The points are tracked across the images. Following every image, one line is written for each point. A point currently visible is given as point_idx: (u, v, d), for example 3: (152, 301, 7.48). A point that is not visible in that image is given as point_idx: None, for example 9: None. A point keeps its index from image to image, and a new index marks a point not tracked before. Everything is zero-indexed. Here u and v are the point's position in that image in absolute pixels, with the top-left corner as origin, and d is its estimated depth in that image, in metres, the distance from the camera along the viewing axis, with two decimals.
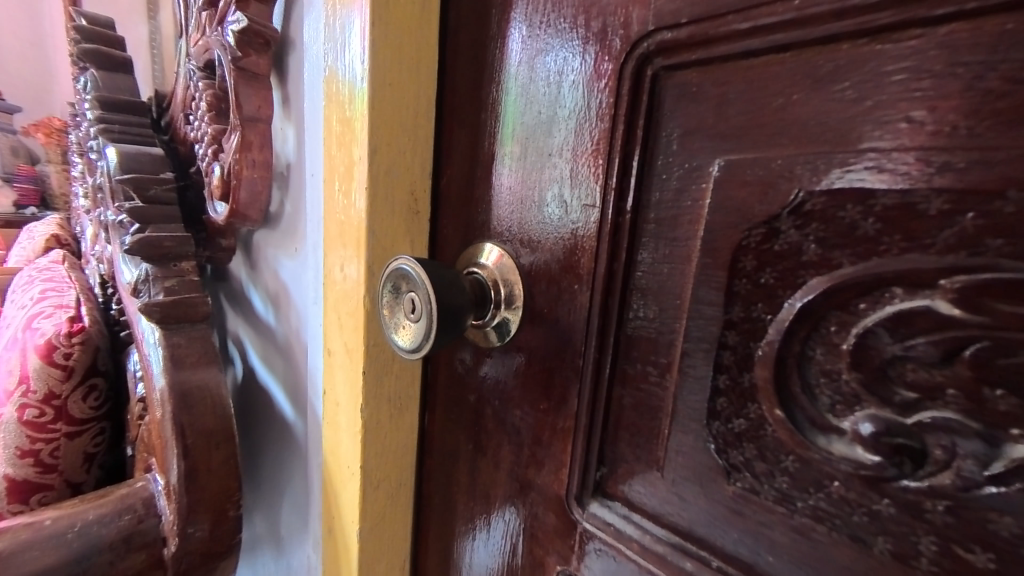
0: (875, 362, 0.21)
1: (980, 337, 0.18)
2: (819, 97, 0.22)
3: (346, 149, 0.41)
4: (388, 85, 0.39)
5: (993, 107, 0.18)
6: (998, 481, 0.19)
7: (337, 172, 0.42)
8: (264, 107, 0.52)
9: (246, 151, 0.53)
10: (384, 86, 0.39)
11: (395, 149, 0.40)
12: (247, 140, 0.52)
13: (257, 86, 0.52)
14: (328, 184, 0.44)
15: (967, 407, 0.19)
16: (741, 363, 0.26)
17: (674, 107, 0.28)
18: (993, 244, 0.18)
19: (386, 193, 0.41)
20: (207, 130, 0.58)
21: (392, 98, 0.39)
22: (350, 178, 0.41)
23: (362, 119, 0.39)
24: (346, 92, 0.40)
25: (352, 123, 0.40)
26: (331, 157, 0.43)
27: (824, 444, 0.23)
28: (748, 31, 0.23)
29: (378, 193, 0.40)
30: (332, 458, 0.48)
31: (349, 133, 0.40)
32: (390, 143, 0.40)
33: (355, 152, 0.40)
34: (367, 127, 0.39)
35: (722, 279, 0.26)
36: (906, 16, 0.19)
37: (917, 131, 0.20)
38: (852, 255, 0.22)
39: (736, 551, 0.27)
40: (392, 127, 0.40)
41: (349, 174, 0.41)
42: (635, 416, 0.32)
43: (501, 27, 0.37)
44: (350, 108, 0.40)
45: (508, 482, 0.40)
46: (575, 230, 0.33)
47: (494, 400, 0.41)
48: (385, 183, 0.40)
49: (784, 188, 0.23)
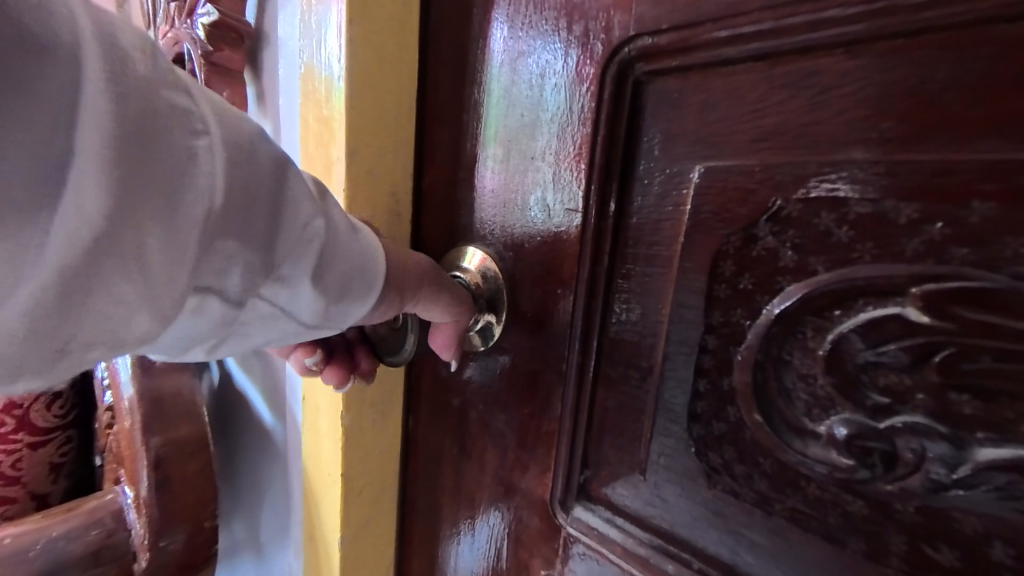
0: (848, 366, 0.22)
1: (947, 344, 0.19)
2: (795, 107, 0.23)
3: (324, 148, 0.40)
4: (366, 81, 0.38)
5: (962, 118, 0.19)
6: (964, 484, 0.19)
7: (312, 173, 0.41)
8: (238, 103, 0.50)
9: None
10: (362, 83, 0.38)
11: (374, 149, 0.39)
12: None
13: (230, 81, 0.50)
14: None
15: (936, 411, 0.20)
16: (721, 367, 0.26)
17: (656, 112, 0.28)
18: (958, 252, 0.19)
19: (364, 193, 0.40)
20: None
21: (371, 96, 0.38)
22: (329, 179, 0.40)
23: (340, 117, 0.38)
24: (322, 89, 0.39)
25: (329, 121, 0.39)
26: (308, 156, 0.42)
27: (801, 447, 0.24)
28: (726, 39, 0.24)
29: (356, 194, 0.39)
30: (313, 464, 0.46)
31: (327, 133, 0.39)
32: (368, 141, 0.39)
33: (333, 151, 0.39)
34: (346, 126, 0.38)
35: (702, 283, 0.26)
36: (875, 29, 0.20)
37: (886, 143, 0.20)
38: (827, 262, 0.22)
39: (717, 552, 0.28)
40: (371, 126, 0.39)
41: (327, 174, 0.40)
42: (619, 419, 0.32)
43: (483, 26, 0.36)
44: (327, 106, 0.39)
45: (493, 485, 0.40)
46: (558, 232, 0.33)
47: (479, 404, 0.40)
48: (363, 184, 0.39)
49: (762, 195, 0.24)
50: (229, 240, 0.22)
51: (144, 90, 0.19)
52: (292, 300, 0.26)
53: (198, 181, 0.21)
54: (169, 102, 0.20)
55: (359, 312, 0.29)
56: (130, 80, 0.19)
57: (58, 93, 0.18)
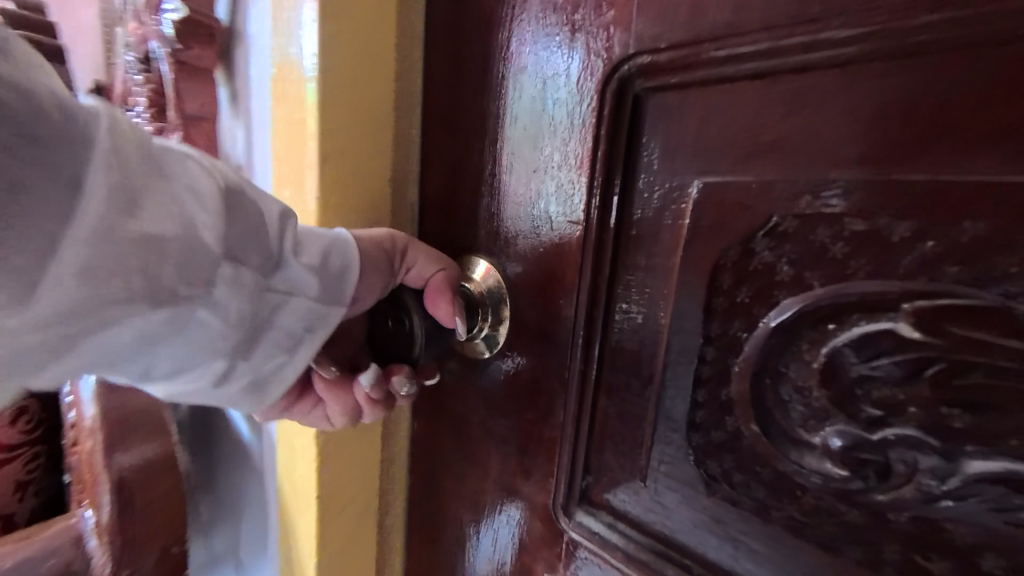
0: (842, 379, 0.22)
1: (938, 359, 0.20)
2: (791, 125, 0.23)
3: (300, 149, 0.40)
4: (340, 81, 0.38)
5: (955, 138, 0.19)
6: (955, 495, 0.20)
7: (290, 178, 0.41)
8: (207, 104, 0.53)
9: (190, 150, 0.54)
10: (336, 83, 0.38)
11: (351, 150, 0.40)
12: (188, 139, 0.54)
13: (204, 84, 0.52)
14: (281, 185, 0.43)
15: (928, 424, 0.20)
16: (719, 376, 0.27)
17: (655, 127, 0.28)
18: (950, 270, 0.19)
19: (340, 195, 0.40)
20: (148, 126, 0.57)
21: (346, 95, 0.38)
22: (303, 179, 0.40)
23: (314, 116, 0.38)
24: (295, 88, 0.39)
25: (303, 121, 0.39)
26: (282, 156, 0.42)
27: (796, 456, 0.24)
28: (724, 58, 0.24)
29: (332, 194, 0.39)
30: (291, 484, 0.47)
31: (301, 133, 0.39)
32: (344, 141, 0.39)
33: (308, 151, 0.39)
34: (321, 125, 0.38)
35: (701, 295, 0.27)
36: (869, 52, 0.20)
37: (880, 161, 0.21)
38: (823, 277, 0.22)
39: (716, 558, 0.28)
40: (347, 126, 0.39)
41: (302, 174, 0.40)
42: (620, 426, 0.32)
43: (484, 39, 0.37)
44: (300, 106, 0.39)
45: (496, 489, 0.41)
46: (559, 243, 0.33)
47: (482, 409, 0.41)
48: (339, 185, 0.40)
49: (760, 210, 0.24)
50: (236, 242, 0.28)
51: (132, 133, 0.25)
52: (294, 281, 0.31)
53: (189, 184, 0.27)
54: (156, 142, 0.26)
55: (352, 280, 0.33)
56: (120, 127, 0.25)
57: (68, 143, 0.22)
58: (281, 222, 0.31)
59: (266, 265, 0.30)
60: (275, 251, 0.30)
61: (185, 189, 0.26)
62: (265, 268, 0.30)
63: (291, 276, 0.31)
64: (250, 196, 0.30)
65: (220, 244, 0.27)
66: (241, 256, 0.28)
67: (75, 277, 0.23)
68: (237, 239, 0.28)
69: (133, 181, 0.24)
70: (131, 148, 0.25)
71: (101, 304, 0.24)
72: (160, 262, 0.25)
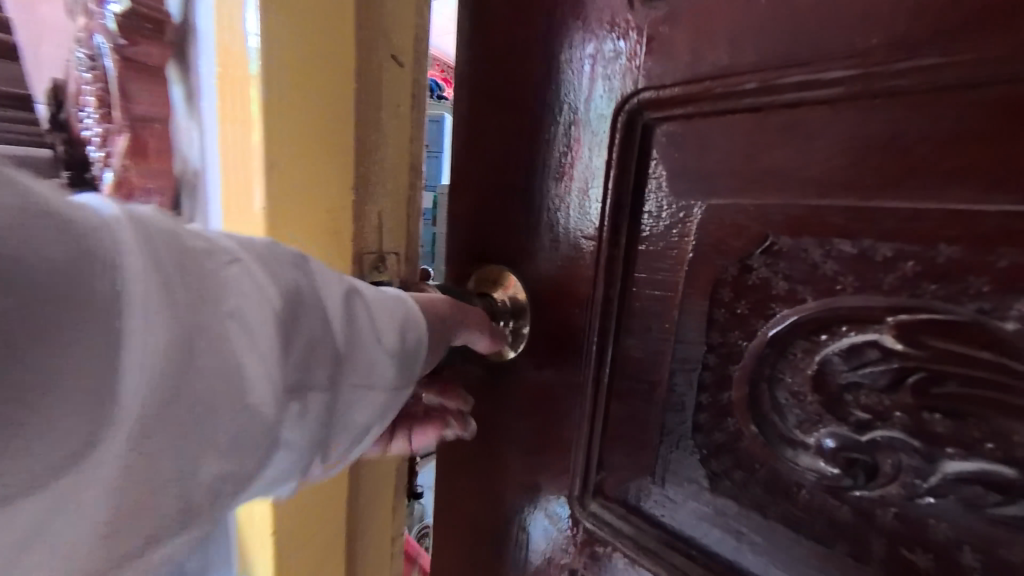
0: (833, 386, 0.24)
1: (919, 368, 0.22)
2: (784, 153, 0.25)
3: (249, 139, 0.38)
4: (291, 68, 0.37)
5: (932, 168, 0.21)
6: (935, 493, 0.22)
7: (240, 180, 0.40)
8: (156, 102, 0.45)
9: (140, 157, 0.45)
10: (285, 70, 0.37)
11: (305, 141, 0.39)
12: (139, 141, 0.45)
13: (153, 83, 0.45)
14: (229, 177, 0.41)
15: (912, 427, 0.22)
16: (720, 381, 0.29)
17: (661, 153, 0.31)
18: (928, 287, 0.21)
19: (294, 187, 0.39)
20: (97, 129, 0.50)
21: (299, 83, 0.38)
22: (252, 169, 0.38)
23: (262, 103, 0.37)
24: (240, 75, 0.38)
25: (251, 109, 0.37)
26: (229, 146, 0.40)
27: (792, 456, 0.26)
28: (723, 94, 0.27)
29: (286, 185, 0.39)
30: (246, 515, 0.45)
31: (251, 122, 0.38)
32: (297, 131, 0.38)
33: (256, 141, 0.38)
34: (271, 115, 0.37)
35: (703, 307, 0.29)
36: (853, 92, 0.23)
37: (864, 189, 0.23)
38: (814, 292, 0.25)
39: (718, 549, 0.31)
40: (301, 116, 0.38)
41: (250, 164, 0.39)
42: (629, 426, 0.35)
43: (494, 63, 0.39)
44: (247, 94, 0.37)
45: (513, 484, 0.44)
46: (572, 257, 0.36)
47: (499, 410, 0.44)
48: (292, 176, 0.39)
49: (756, 230, 0.27)
50: (303, 363, 0.24)
51: (164, 249, 0.20)
52: (370, 374, 0.27)
53: (236, 299, 0.22)
54: (191, 248, 0.21)
55: (422, 359, 0.30)
56: (150, 245, 0.20)
57: (96, 304, 0.18)
58: (341, 311, 0.26)
59: (334, 368, 0.26)
60: (340, 354, 0.26)
61: (239, 306, 0.22)
62: (338, 371, 0.26)
63: (363, 367, 0.27)
64: (309, 290, 0.25)
65: (287, 365, 0.23)
66: (308, 372, 0.24)
67: (121, 457, 0.19)
68: (300, 352, 0.24)
69: (179, 320, 0.20)
70: (169, 270, 0.20)
71: (154, 489, 0.20)
72: (213, 420, 0.21)
